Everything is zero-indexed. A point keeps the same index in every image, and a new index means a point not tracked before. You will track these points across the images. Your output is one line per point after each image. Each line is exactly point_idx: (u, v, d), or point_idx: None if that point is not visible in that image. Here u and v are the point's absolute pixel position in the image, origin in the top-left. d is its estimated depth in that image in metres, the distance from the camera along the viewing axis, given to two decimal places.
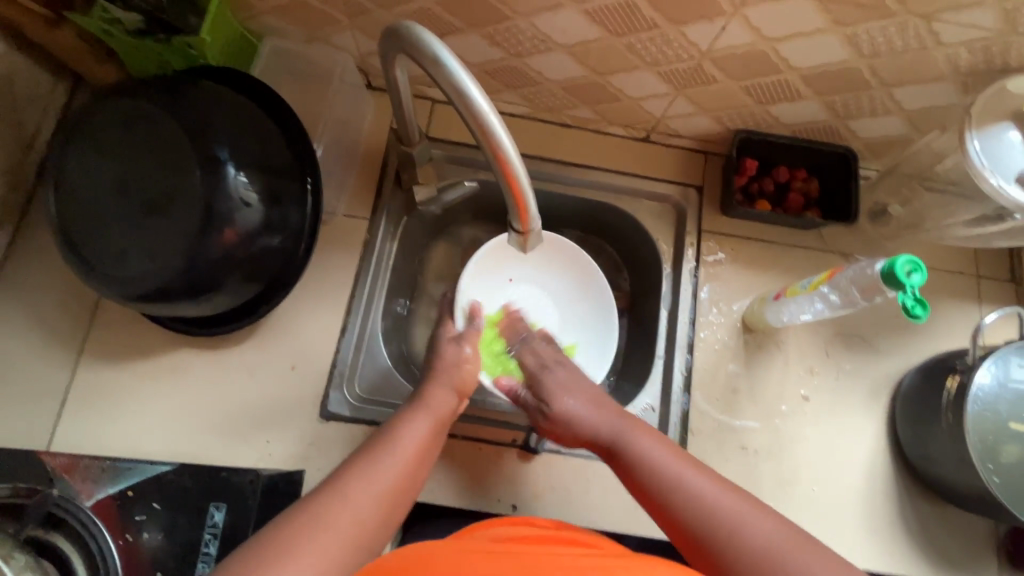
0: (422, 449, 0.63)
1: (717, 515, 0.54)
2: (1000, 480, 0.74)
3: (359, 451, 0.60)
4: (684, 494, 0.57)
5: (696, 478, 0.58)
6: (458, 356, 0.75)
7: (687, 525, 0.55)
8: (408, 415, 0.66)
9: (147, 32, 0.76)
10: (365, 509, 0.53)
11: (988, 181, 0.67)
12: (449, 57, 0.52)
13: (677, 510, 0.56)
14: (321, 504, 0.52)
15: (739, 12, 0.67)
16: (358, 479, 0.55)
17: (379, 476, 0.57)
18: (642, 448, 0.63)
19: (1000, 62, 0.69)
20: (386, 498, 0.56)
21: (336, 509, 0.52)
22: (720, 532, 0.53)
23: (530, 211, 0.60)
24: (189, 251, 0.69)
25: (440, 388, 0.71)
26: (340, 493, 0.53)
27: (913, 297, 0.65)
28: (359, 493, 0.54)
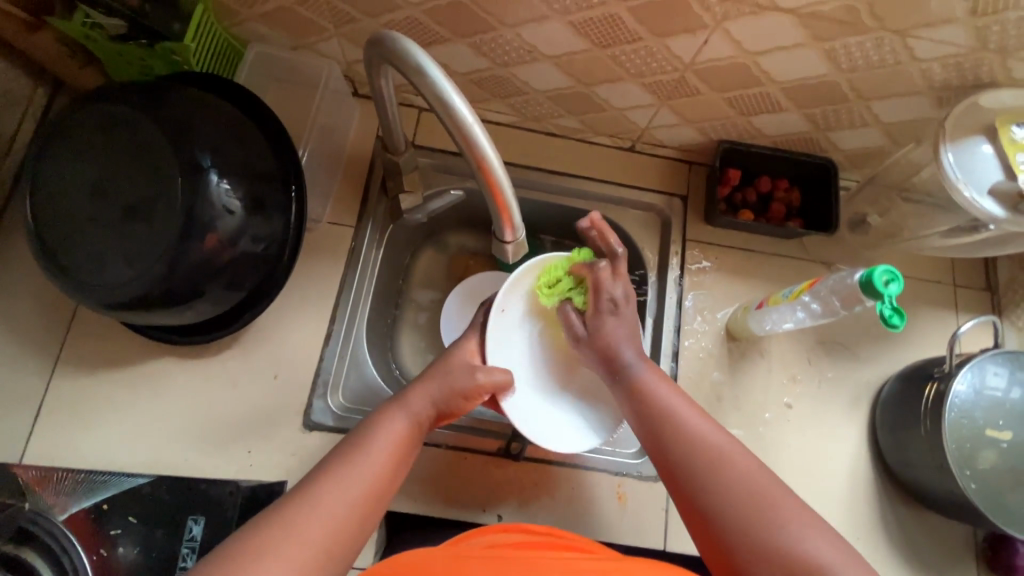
0: (399, 452, 0.61)
1: (706, 447, 0.59)
2: (977, 485, 0.76)
3: (334, 453, 0.59)
4: (673, 425, 0.62)
5: (689, 413, 0.63)
6: (465, 381, 0.67)
7: (679, 461, 0.60)
8: (388, 415, 0.64)
9: (129, 37, 0.76)
10: (336, 514, 0.53)
11: (963, 193, 0.68)
12: (433, 68, 0.52)
13: (668, 437, 0.62)
14: (291, 509, 0.52)
15: (721, 26, 0.68)
16: (331, 483, 0.55)
17: (351, 481, 0.56)
18: (647, 382, 0.67)
19: (972, 78, 0.71)
20: (358, 503, 0.55)
21: (306, 514, 0.51)
22: (705, 462, 0.58)
23: (515, 220, 0.60)
24: (169, 258, 0.68)
25: (428, 387, 0.66)
26: (310, 499, 0.53)
27: (890, 307, 0.67)
28: (325, 501, 0.53)
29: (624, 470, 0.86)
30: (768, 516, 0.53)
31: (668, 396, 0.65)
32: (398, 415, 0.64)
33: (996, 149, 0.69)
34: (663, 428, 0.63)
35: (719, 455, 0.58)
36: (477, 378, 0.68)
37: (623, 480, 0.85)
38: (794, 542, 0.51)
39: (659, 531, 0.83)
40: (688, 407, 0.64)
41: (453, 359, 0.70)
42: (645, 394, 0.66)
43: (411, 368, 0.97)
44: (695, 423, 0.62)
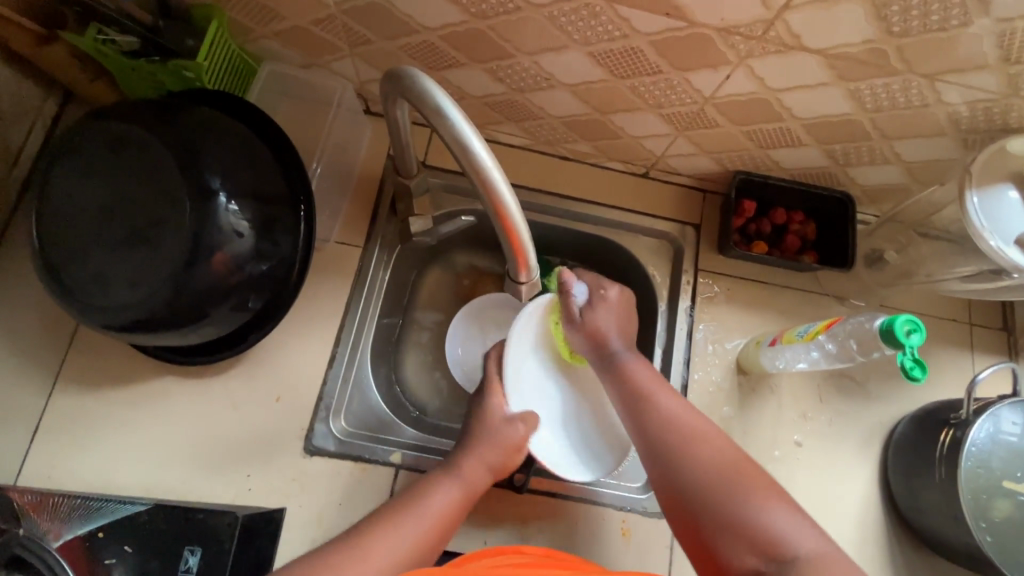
0: (449, 517, 0.66)
1: (685, 433, 0.62)
2: (993, 538, 0.73)
3: (389, 506, 0.64)
4: (654, 408, 0.65)
5: (674, 403, 0.66)
6: (507, 436, 0.71)
7: (659, 434, 0.63)
8: (441, 481, 0.68)
9: (141, 54, 0.75)
10: (384, 568, 0.57)
11: (988, 242, 0.67)
12: (452, 109, 0.51)
13: (650, 423, 0.65)
14: (347, 555, 0.57)
15: (744, 62, 0.66)
16: (383, 538, 0.59)
17: (401, 539, 0.60)
18: (638, 373, 0.70)
19: (1000, 122, 0.69)
20: (405, 562, 0.59)
21: (357, 563, 0.56)
22: (687, 447, 0.61)
23: (530, 261, 0.60)
24: (175, 282, 0.66)
25: (481, 453, 0.71)
26: (364, 550, 0.58)
27: (911, 359, 0.65)
28: (377, 556, 0.58)
29: (628, 505, 0.84)
30: (737, 495, 0.55)
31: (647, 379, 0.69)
32: (452, 481, 0.69)
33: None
34: (645, 412, 0.66)
35: (691, 437, 0.61)
36: (516, 432, 0.71)
37: (628, 516, 0.84)
38: (761, 513, 0.53)
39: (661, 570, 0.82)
40: (672, 397, 0.67)
41: (494, 420, 0.72)
42: (630, 378, 0.69)
43: (415, 391, 0.95)
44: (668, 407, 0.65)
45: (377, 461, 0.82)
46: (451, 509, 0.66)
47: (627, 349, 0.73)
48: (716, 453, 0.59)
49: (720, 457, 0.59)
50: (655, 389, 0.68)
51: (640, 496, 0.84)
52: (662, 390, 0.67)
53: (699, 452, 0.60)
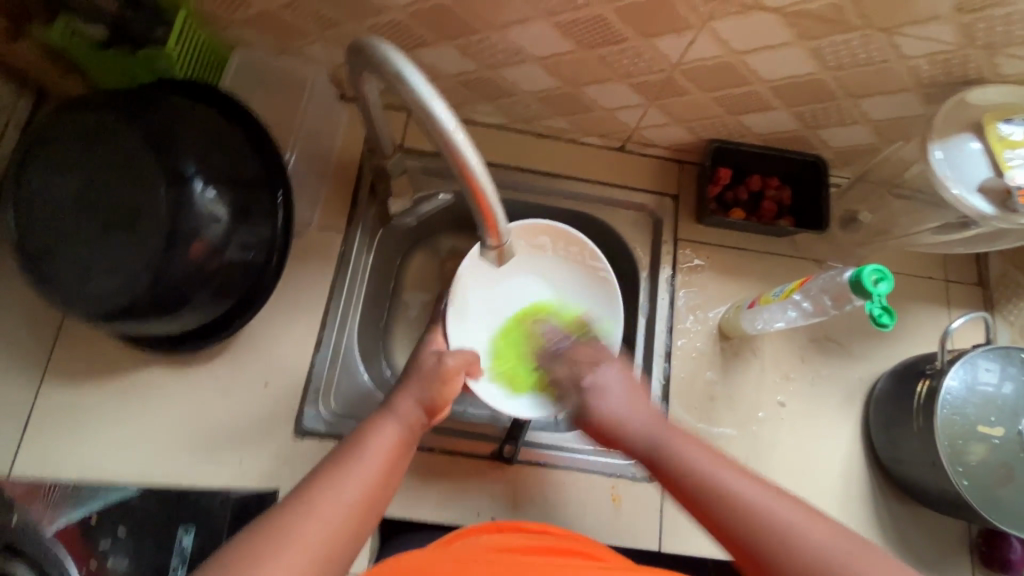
0: (392, 459, 0.61)
1: (772, 527, 0.55)
2: (969, 483, 0.75)
3: (328, 461, 0.59)
4: (731, 501, 0.58)
5: (755, 489, 0.58)
6: (440, 368, 0.71)
7: (728, 519, 0.57)
8: (377, 422, 0.64)
9: (112, 45, 0.76)
10: (330, 523, 0.52)
11: (951, 190, 0.67)
12: (413, 74, 0.51)
13: (723, 519, 0.57)
14: (288, 518, 0.51)
15: (707, 25, 0.67)
16: (326, 490, 0.54)
17: (343, 490, 0.55)
18: (689, 458, 0.63)
19: (960, 74, 0.71)
20: (351, 512, 0.54)
21: (301, 523, 0.51)
22: (772, 542, 0.54)
23: (501, 228, 0.60)
24: (156, 267, 0.67)
25: (414, 392, 0.68)
26: (304, 508, 0.52)
27: (880, 306, 0.66)
28: (323, 505, 0.53)
29: (618, 471, 0.85)
30: None
31: (698, 456, 0.63)
32: (388, 421, 0.64)
33: (984, 146, 0.68)
34: (713, 498, 0.59)
35: (783, 527, 0.54)
36: (450, 364, 0.71)
37: (617, 482, 0.85)
38: None
39: (653, 533, 0.83)
40: (737, 475, 0.60)
41: (421, 359, 0.73)
42: (675, 457, 0.64)
43: None
44: (738, 485, 0.59)
45: None
46: (394, 449, 0.62)
47: (644, 420, 0.69)
48: (819, 544, 0.53)
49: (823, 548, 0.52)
50: (719, 471, 0.60)
51: (628, 462, 0.86)
52: (731, 473, 0.60)
53: (800, 550, 0.53)
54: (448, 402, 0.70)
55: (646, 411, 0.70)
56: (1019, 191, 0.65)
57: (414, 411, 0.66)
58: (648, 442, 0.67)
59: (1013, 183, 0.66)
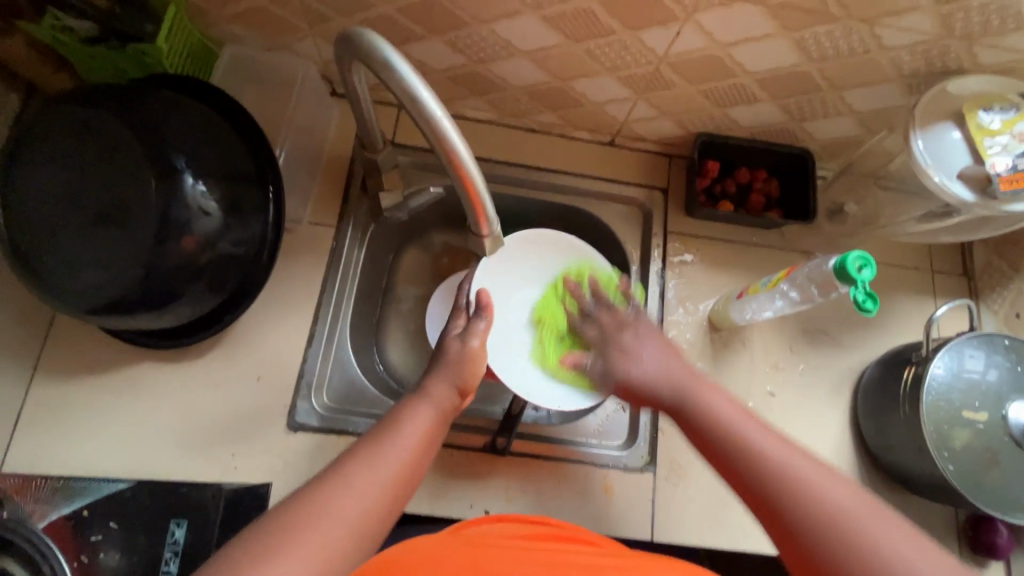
0: (425, 441, 0.61)
1: (791, 478, 0.54)
2: (954, 467, 0.75)
3: (363, 439, 0.58)
4: (751, 449, 0.57)
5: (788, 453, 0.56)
6: (465, 350, 0.71)
7: (748, 465, 0.57)
8: (411, 405, 0.63)
9: (101, 40, 0.75)
10: (367, 502, 0.52)
11: (933, 179, 0.68)
12: (401, 63, 0.52)
13: (744, 467, 0.57)
14: (325, 491, 0.51)
15: (692, 18, 0.68)
16: (361, 466, 0.54)
17: (379, 470, 0.54)
18: (711, 406, 0.63)
19: (940, 65, 0.72)
20: (390, 489, 0.54)
21: (338, 497, 0.50)
22: (790, 492, 0.53)
23: (489, 217, 0.61)
24: (146, 260, 0.67)
25: (446, 378, 0.67)
26: (342, 482, 0.52)
27: (864, 292, 0.67)
28: (359, 483, 0.52)
29: (610, 462, 0.86)
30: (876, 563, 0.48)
31: (724, 408, 0.62)
32: (421, 405, 0.64)
33: (964, 134, 0.69)
34: (729, 444, 0.59)
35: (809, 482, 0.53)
36: (473, 344, 0.71)
37: (609, 472, 0.86)
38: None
39: (645, 522, 0.84)
40: (764, 433, 0.59)
41: (448, 340, 0.72)
42: (699, 404, 0.63)
43: (399, 371, 0.98)
44: (762, 439, 0.58)
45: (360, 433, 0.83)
46: (428, 433, 0.62)
47: (656, 348, 0.71)
48: (839, 503, 0.51)
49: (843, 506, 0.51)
50: (744, 424, 0.60)
51: (620, 452, 0.87)
52: (759, 429, 0.59)
53: (813, 499, 0.52)
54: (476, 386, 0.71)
55: (659, 351, 0.71)
56: (998, 178, 0.66)
57: (448, 394, 0.67)
58: (676, 391, 0.66)
59: (993, 171, 0.66)
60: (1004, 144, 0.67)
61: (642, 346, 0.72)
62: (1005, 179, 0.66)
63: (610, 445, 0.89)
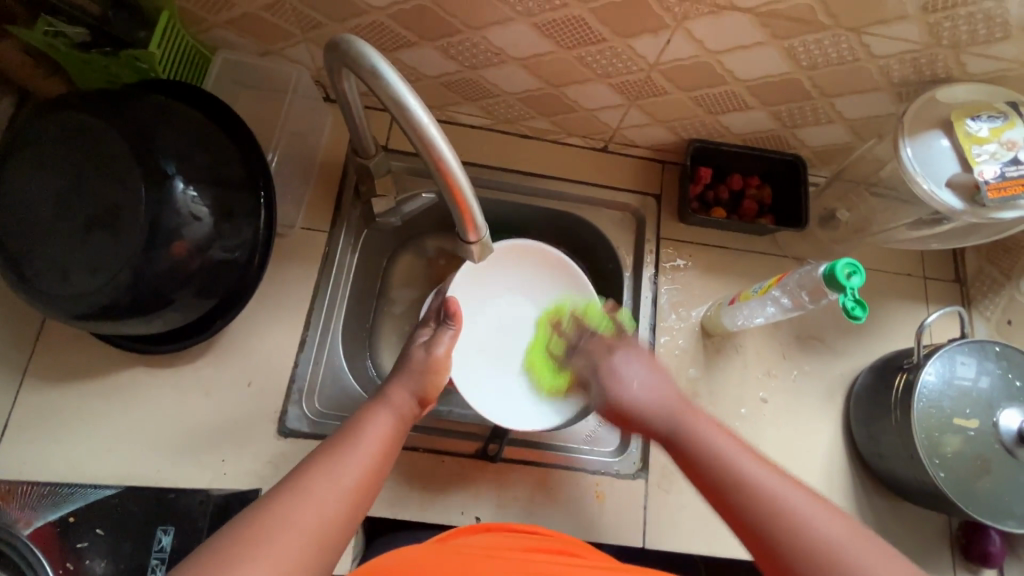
0: (387, 447, 0.61)
1: (784, 510, 0.53)
2: (945, 474, 0.75)
3: (320, 449, 0.57)
4: (741, 477, 0.56)
5: (773, 477, 0.56)
6: (429, 357, 0.71)
7: (735, 491, 0.56)
8: (370, 411, 0.64)
9: (93, 45, 0.76)
10: (329, 508, 0.51)
11: (922, 185, 0.68)
12: (387, 70, 0.52)
13: (732, 493, 0.56)
14: (287, 496, 0.50)
15: (682, 25, 0.69)
16: (322, 474, 0.53)
17: (341, 475, 0.54)
18: (705, 434, 0.62)
19: (929, 73, 0.72)
20: (352, 494, 0.54)
21: (300, 507, 0.50)
22: (778, 525, 0.52)
23: (478, 223, 0.61)
24: (135, 265, 0.67)
25: (407, 384, 0.68)
26: (303, 491, 0.51)
27: (852, 299, 0.67)
28: (320, 491, 0.52)
29: (602, 469, 0.86)
30: None
31: (717, 436, 0.61)
32: (382, 412, 0.64)
33: (953, 143, 0.69)
34: (715, 467, 0.59)
35: (797, 510, 0.53)
36: (438, 351, 0.72)
37: (601, 479, 0.85)
38: None
39: (637, 530, 0.83)
40: (748, 454, 0.59)
41: (412, 350, 0.73)
42: (689, 426, 0.63)
43: None
44: (749, 465, 0.57)
45: None
46: (389, 439, 0.62)
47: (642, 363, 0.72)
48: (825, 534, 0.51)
49: (830, 537, 0.50)
50: (738, 454, 0.59)
51: (612, 459, 0.87)
52: (746, 457, 0.58)
53: (803, 534, 0.51)
54: (435, 394, 0.72)
55: (649, 372, 0.71)
56: (987, 185, 0.66)
57: (406, 401, 0.67)
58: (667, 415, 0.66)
59: (981, 178, 0.66)
60: (991, 152, 0.67)
61: (631, 373, 0.71)
62: (993, 187, 0.66)
63: (603, 452, 0.88)
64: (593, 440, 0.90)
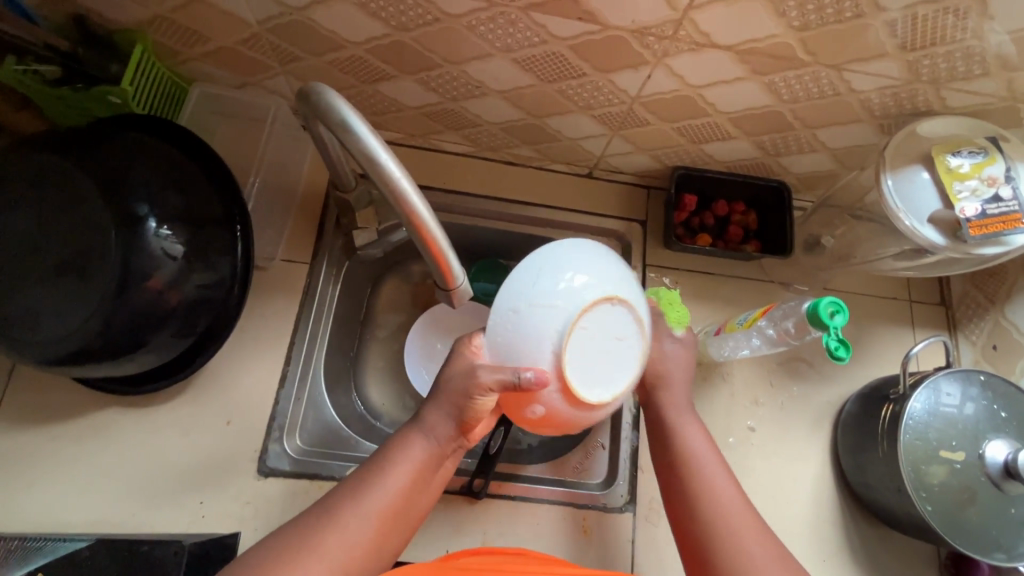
0: (418, 474, 0.62)
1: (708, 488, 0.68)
2: (932, 507, 0.75)
3: (359, 471, 0.62)
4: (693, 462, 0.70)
5: (706, 450, 0.71)
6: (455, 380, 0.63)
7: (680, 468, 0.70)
8: (406, 438, 0.64)
9: (67, 82, 0.75)
10: (358, 536, 0.57)
11: (903, 222, 0.68)
12: (358, 122, 0.51)
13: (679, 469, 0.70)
14: (321, 526, 0.57)
15: (662, 62, 0.68)
16: (353, 503, 0.59)
17: (369, 505, 0.59)
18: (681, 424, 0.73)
19: (910, 107, 0.72)
20: (380, 523, 0.59)
21: (330, 534, 0.56)
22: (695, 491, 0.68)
23: (455, 270, 0.61)
24: (107, 311, 0.65)
25: (445, 406, 0.64)
26: (335, 520, 0.57)
27: (835, 339, 0.65)
28: (350, 521, 0.58)
29: (589, 503, 0.85)
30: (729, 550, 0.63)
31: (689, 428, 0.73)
32: (417, 437, 0.64)
33: (934, 177, 0.69)
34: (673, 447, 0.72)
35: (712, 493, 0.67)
36: (482, 380, 0.59)
37: (589, 513, 0.84)
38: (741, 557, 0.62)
39: (624, 565, 0.82)
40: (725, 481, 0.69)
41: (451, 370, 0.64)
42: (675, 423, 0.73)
43: (378, 406, 0.97)
44: (705, 459, 0.70)
45: (334, 477, 0.81)
46: (422, 467, 0.63)
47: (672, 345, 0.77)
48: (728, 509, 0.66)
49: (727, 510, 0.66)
50: (698, 447, 0.71)
51: (599, 492, 0.86)
52: (706, 453, 0.71)
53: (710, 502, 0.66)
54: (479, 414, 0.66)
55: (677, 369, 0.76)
56: (968, 223, 0.65)
57: (444, 425, 0.64)
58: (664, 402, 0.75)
59: (962, 215, 0.66)
60: (972, 189, 0.67)
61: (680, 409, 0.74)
62: (974, 224, 0.66)
63: (591, 484, 0.87)
64: (579, 472, 0.89)
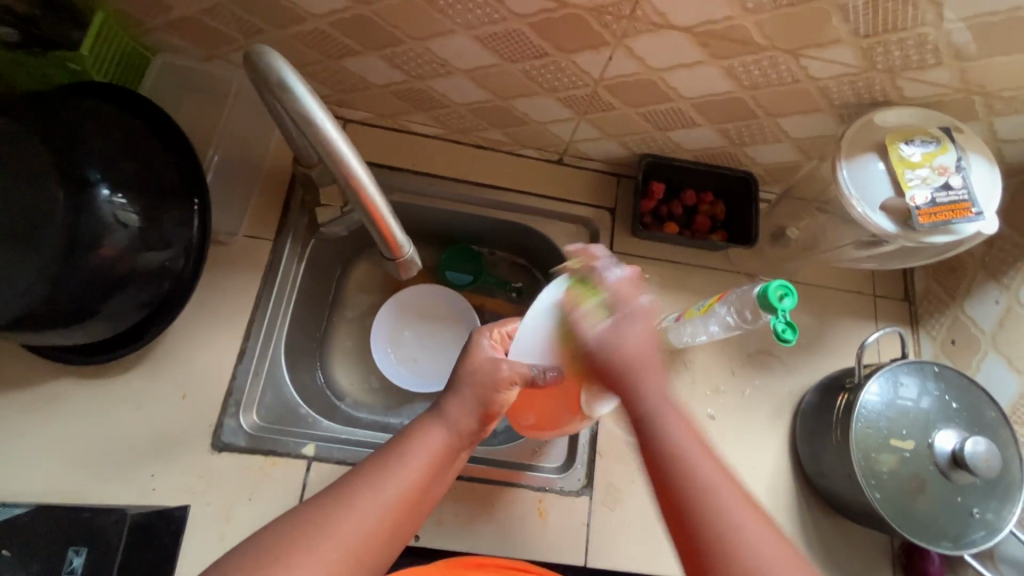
0: (436, 463, 0.61)
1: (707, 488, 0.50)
2: (881, 495, 0.75)
3: (372, 458, 0.60)
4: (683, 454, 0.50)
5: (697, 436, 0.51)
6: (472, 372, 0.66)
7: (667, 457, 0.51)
8: (426, 427, 0.63)
9: (23, 46, 0.74)
10: (372, 519, 0.54)
11: (856, 209, 0.69)
12: (298, 86, 0.51)
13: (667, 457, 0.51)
14: (333, 507, 0.54)
15: (622, 43, 0.68)
16: (369, 486, 0.56)
17: (387, 490, 0.56)
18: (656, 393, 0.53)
19: (869, 96, 0.73)
20: (394, 511, 0.56)
21: (342, 516, 0.53)
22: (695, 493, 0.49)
23: (397, 236, 0.63)
24: (53, 276, 0.64)
25: (469, 400, 0.65)
26: (346, 501, 0.55)
27: (783, 322, 0.67)
28: (364, 505, 0.55)
29: (546, 486, 0.85)
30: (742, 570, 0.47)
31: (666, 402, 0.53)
32: (437, 426, 0.63)
33: (887, 166, 0.70)
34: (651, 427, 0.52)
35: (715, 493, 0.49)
36: (503, 373, 0.64)
37: (545, 495, 0.84)
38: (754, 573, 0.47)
39: (579, 548, 0.82)
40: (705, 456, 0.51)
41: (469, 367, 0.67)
42: (652, 402, 0.52)
43: (342, 387, 0.97)
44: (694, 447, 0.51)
45: (289, 453, 0.81)
46: (440, 457, 0.62)
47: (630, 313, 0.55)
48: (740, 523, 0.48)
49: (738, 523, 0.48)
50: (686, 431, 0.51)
51: (557, 475, 0.86)
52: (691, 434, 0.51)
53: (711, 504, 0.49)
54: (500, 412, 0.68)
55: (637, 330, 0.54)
56: (918, 211, 0.66)
57: (465, 417, 0.64)
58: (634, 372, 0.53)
59: (912, 203, 0.67)
60: (923, 177, 0.68)
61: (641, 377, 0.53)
62: (924, 212, 0.66)
63: (551, 468, 0.87)
64: (538, 455, 0.89)
